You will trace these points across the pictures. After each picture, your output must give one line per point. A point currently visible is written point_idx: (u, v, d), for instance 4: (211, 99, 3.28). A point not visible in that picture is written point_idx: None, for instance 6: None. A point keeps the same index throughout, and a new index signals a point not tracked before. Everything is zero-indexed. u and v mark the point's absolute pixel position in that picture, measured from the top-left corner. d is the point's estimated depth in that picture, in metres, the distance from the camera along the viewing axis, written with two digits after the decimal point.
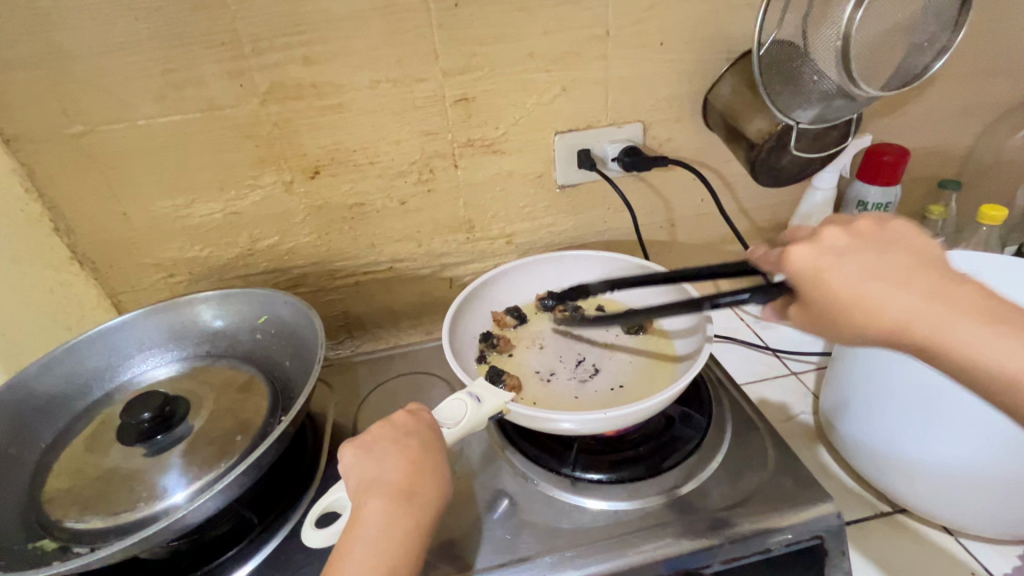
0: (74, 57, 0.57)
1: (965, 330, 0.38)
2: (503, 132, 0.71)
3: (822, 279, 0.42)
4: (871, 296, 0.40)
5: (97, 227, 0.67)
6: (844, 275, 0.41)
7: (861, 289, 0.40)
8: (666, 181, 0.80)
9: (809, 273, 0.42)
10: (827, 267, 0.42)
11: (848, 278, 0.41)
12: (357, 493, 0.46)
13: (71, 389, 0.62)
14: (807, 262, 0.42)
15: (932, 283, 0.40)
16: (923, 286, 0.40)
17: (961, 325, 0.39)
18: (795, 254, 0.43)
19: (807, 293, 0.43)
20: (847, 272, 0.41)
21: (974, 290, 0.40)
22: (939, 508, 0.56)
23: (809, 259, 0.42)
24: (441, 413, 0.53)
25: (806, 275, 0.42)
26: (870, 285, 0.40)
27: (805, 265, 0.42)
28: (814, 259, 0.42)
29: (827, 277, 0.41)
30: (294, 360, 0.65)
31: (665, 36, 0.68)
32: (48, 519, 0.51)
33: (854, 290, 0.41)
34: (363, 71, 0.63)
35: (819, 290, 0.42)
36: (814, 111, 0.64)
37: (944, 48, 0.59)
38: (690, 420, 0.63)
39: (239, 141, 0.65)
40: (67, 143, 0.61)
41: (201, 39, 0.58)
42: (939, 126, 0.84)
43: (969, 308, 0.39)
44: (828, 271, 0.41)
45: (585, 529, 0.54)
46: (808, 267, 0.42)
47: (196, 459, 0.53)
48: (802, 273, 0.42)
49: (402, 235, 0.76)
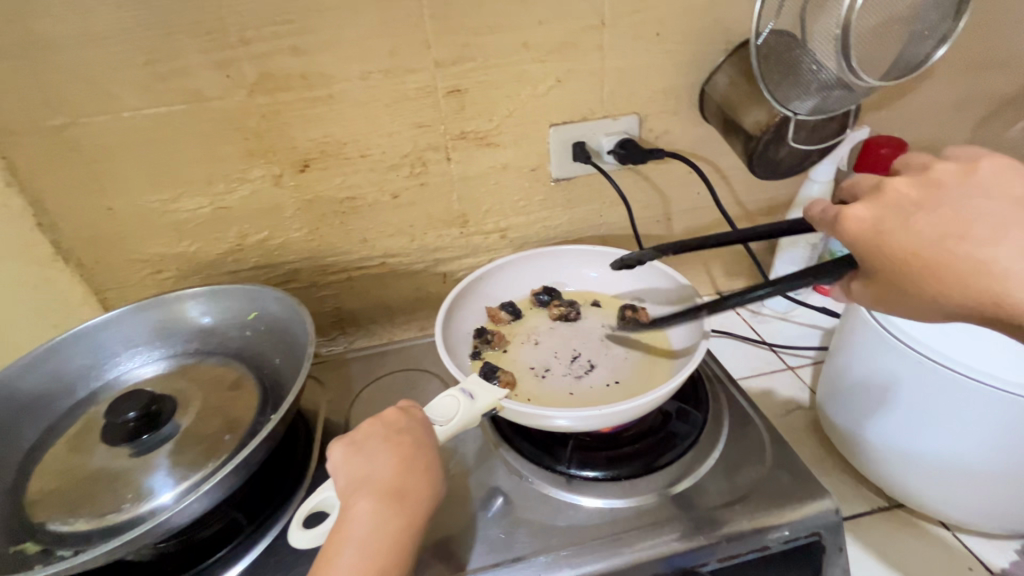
0: (55, 47, 0.55)
1: None
2: (497, 125, 0.70)
3: (885, 240, 0.40)
4: (947, 256, 0.38)
5: (82, 222, 0.66)
6: (909, 234, 0.40)
7: (934, 247, 0.39)
8: (663, 174, 0.79)
9: (869, 234, 0.41)
10: (889, 227, 0.40)
11: (917, 238, 0.39)
12: (346, 493, 0.45)
13: (56, 388, 0.60)
14: (866, 223, 0.41)
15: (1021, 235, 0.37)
16: (1011, 242, 0.37)
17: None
18: (854, 216, 0.42)
19: (869, 257, 0.41)
20: (915, 231, 0.39)
21: None
22: (935, 503, 0.56)
23: (867, 221, 0.41)
24: (432, 410, 0.51)
25: (865, 239, 0.41)
26: (942, 242, 0.39)
27: (863, 228, 0.41)
28: (875, 219, 0.41)
29: (890, 239, 0.40)
30: (285, 357, 0.64)
31: (661, 26, 0.67)
32: (32, 521, 0.50)
33: (922, 250, 0.39)
34: (354, 61, 0.62)
35: (883, 251, 0.41)
36: (812, 102, 0.62)
37: (944, 38, 0.58)
38: (686, 416, 0.62)
39: (226, 133, 0.63)
40: (49, 135, 0.60)
41: (187, 28, 0.57)
42: (937, 118, 0.83)
43: None
44: (891, 231, 0.40)
45: (581, 527, 0.53)
46: (867, 230, 0.41)
47: (184, 459, 0.52)
48: (861, 236, 0.41)
49: (395, 230, 0.75)
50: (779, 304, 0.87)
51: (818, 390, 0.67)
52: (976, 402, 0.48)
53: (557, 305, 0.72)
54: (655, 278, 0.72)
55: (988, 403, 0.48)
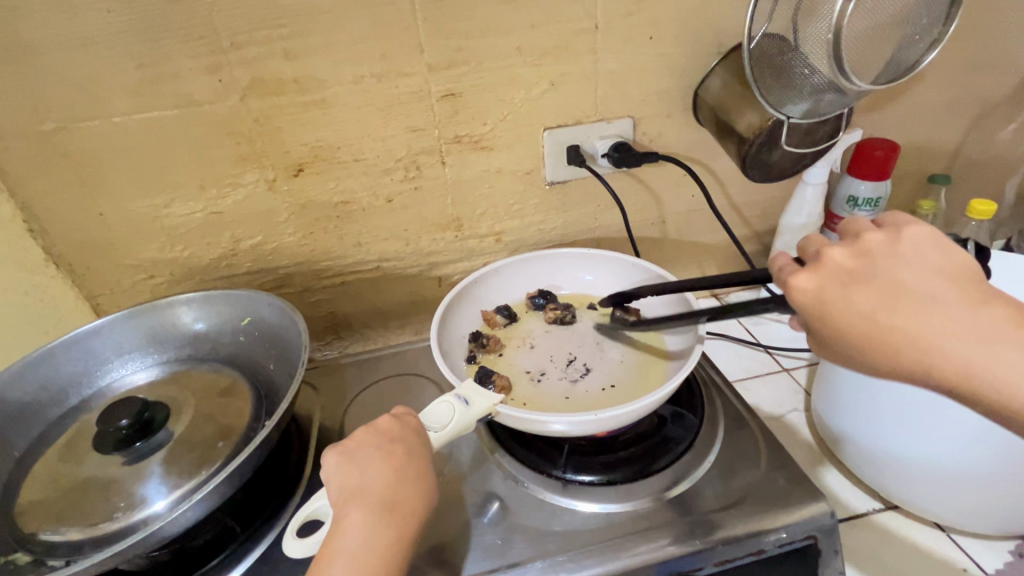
0: (45, 52, 0.55)
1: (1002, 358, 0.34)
2: (491, 128, 0.70)
3: (828, 314, 0.38)
4: (885, 330, 0.36)
5: (73, 228, 0.65)
6: (852, 308, 0.37)
7: (874, 321, 0.37)
8: (657, 177, 0.79)
9: (812, 305, 0.39)
10: (832, 299, 0.38)
11: (858, 312, 0.37)
12: (338, 502, 0.45)
13: (46, 396, 0.60)
14: (809, 294, 0.39)
15: (962, 305, 0.35)
16: (951, 314, 0.35)
17: (993, 355, 0.34)
18: (796, 287, 0.39)
19: (813, 326, 0.39)
20: (856, 306, 0.37)
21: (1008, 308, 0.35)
22: (929, 504, 0.56)
23: (811, 292, 0.39)
24: (427, 416, 0.51)
25: (808, 310, 0.39)
26: (883, 318, 0.36)
27: (807, 300, 0.39)
28: (817, 289, 0.39)
29: (832, 313, 0.38)
30: (278, 363, 0.63)
31: (654, 29, 0.67)
32: (22, 530, 0.49)
33: (863, 323, 0.37)
34: (346, 65, 0.62)
35: (825, 322, 0.38)
36: (805, 105, 0.63)
37: (935, 41, 0.59)
38: (681, 419, 0.63)
39: (219, 138, 0.63)
40: (39, 140, 0.59)
41: (177, 33, 0.56)
42: (928, 120, 0.84)
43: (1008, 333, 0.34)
44: (834, 301, 0.38)
45: (577, 532, 0.53)
46: (811, 300, 0.39)
47: (176, 467, 0.51)
48: (805, 308, 0.39)
49: (389, 234, 0.75)
50: None
51: (813, 393, 0.67)
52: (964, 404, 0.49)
53: (553, 308, 0.72)
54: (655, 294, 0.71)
55: None
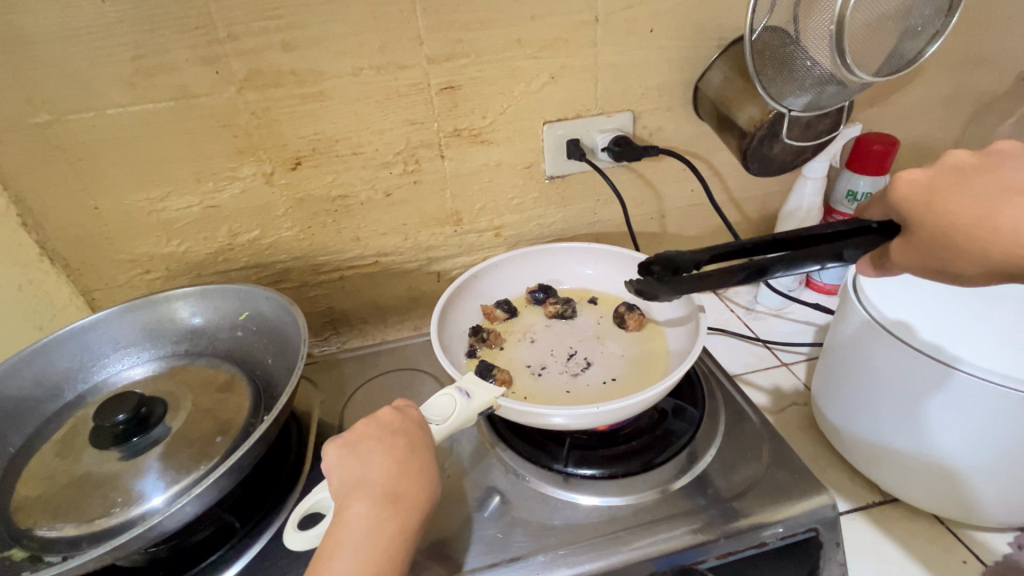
0: (38, 43, 0.54)
1: None
2: (490, 122, 0.69)
3: (936, 203, 0.40)
4: (1002, 214, 0.37)
5: (67, 222, 0.65)
6: (966, 199, 0.39)
7: (989, 209, 0.38)
8: (657, 171, 0.79)
9: (919, 196, 0.41)
10: (942, 189, 0.40)
11: (968, 201, 0.39)
12: (340, 495, 0.44)
13: (41, 391, 0.59)
14: (919, 185, 0.41)
15: None
16: None
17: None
18: (907, 180, 0.42)
19: (913, 222, 0.41)
20: (966, 199, 0.39)
21: None
22: (930, 499, 0.56)
23: (920, 185, 0.41)
24: (429, 409, 0.51)
25: (913, 207, 0.41)
26: (999, 203, 0.38)
27: (915, 191, 0.41)
28: (928, 182, 0.41)
29: (940, 204, 0.40)
30: (277, 358, 0.63)
31: (655, 22, 0.67)
32: (17, 527, 0.48)
33: (978, 212, 0.38)
34: (345, 57, 0.61)
35: (931, 213, 0.40)
36: (806, 99, 0.63)
37: (937, 34, 0.60)
38: (683, 413, 0.62)
39: (215, 131, 0.62)
40: (32, 133, 0.58)
41: (174, 22, 0.56)
42: (927, 114, 0.84)
43: None
44: (946, 192, 0.40)
45: (579, 526, 0.53)
46: (918, 193, 0.41)
47: (174, 462, 0.51)
48: (912, 202, 0.41)
49: (388, 229, 0.74)
50: (772, 301, 0.87)
51: (814, 387, 0.66)
52: (973, 399, 0.48)
53: (553, 302, 0.71)
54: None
55: (988, 402, 0.48)
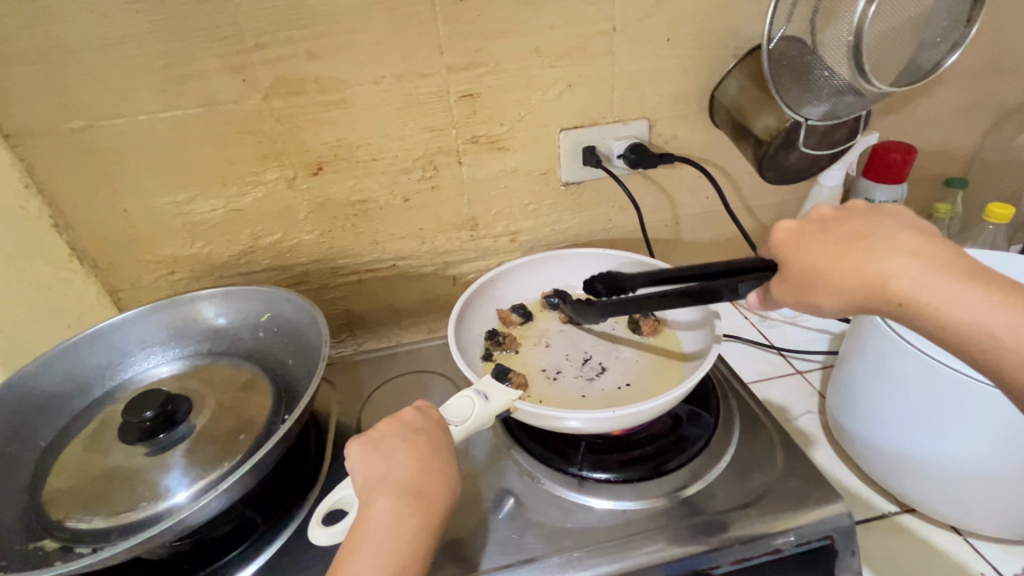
0: (75, 51, 0.56)
1: (948, 282, 0.39)
2: (508, 129, 0.71)
3: (802, 245, 0.45)
4: (851, 256, 0.42)
5: (97, 225, 0.67)
6: (826, 241, 0.44)
7: (845, 249, 0.43)
8: (672, 179, 0.80)
9: (788, 241, 0.46)
10: (806, 236, 0.45)
11: (825, 246, 0.44)
12: (365, 491, 0.45)
13: (71, 387, 0.61)
14: (790, 232, 0.46)
15: (918, 243, 0.41)
16: (909, 247, 0.41)
17: (937, 279, 0.39)
18: (781, 228, 0.47)
19: (786, 261, 0.46)
20: (824, 243, 0.44)
21: (959, 255, 0.41)
22: (945, 509, 0.56)
23: (790, 231, 0.46)
24: (448, 411, 0.52)
25: (786, 248, 0.46)
26: (848, 247, 0.43)
27: (787, 237, 0.46)
28: (797, 230, 0.46)
29: (804, 249, 0.45)
30: (297, 359, 0.64)
31: (671, 31, 0.68)
32: (49, 517, 0.50)
33: (835, 251, 0.43)
34: (366, 66, 0.63)
35: (798, 254, 0.45)
36: (823, 108, 0.63)
37: (957, 44, 0.59)
38: (697, 419, 0.63)
39: (240, 137, 0.64)
40: (67, 138, 0.61)
41: (204, 32, 0.58)
42: (945, 123, 0.84)
43: (955, 266, 0.40)
44: (810, 238, 0.45)
45: (593, 530, 0.53)
46: (791, 238, 0.46)
47: (199, 458, 0.52)
48: (785, 243, 0.46)
49: (405, 233, 0.76)
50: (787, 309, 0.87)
51: (829, 397, 0.66)
52: (988, 407, 0.49)
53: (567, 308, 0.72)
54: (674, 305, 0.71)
55: (999, 408, 0.48)
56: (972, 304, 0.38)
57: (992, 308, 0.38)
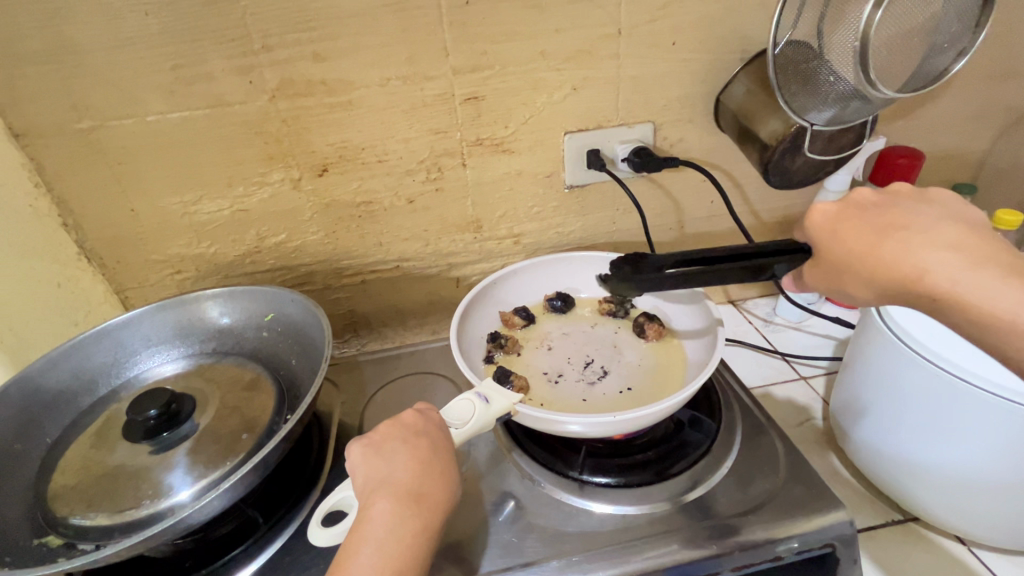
0: (85, 52, 0.57)
1: (978, 276, 0.39)
2: (512, 132, 0.71)
3: (839, 232, 0.46)
4: (888, 246, 0.43)
5: (105, 224, 0.68)
6: (862, 229, 0.45)
7: (880, 238, 0.43)
8: (676, 182, 0.80)
9: (827, 226, 0.47)
10: (845, 223, 0.46)
11: (863, 233, 0.45)
12: (365, 493, 0.46)
13: (78, 384, 0.62)
14: (828, 218, 0.47)
15: (955, 235, 0.41)
16: (944, 239, 0.41)
17: (973, 273, 0.39)
18: (819, 212, 0.48)
19: (823, 247, 0.47)
20: (863, 231, 0.44)
21: (998, 249, 0.41)
22: (950, 518, 0.55)
23: (829, 216, 0.47)
24: (449, 413, 0.52)
25: (824, 233, 0.47)
26: (886, 236, 0.43)
27: (827, 222, 0.47)
28: (836, 214, 0.47)
29: (841, 235, 0.46)
30: (301, 359, 0.65)
31: (677, 35, 0.68)
32: (54, 513, 0.51)
33: (871, 239, 0.44)
34: (372, 68, 0.63)
35: (835, 240, 0.46)
36: (829, 113, 0.63)
37: (964, 50, 0.58)
38: (699, 424, 0.63)
39: (246, 137, 0.65)
40: (77, 138, 0.61)
41: (212, 35, 0.58)
42: (955, 127, 0.83)
43: (991, 261, 0.40)
44: (847, 223, 0.46)
45: (592, 534, 0.53)
46: (828, 223, 0.47)
47: (202, 457, 0.53)
48: (822, 229, 0.47)
49: (409, 234, 0.76)
50: (792, 314, 0.87)
51: (833, 403, 0.66)
52: (993, 417, 0.48)
53: (606, 301, 0.74)
54: (678, 309, 0.70)
55: (1004, 419, 0.47)
56: (1006, 297, 0.38)
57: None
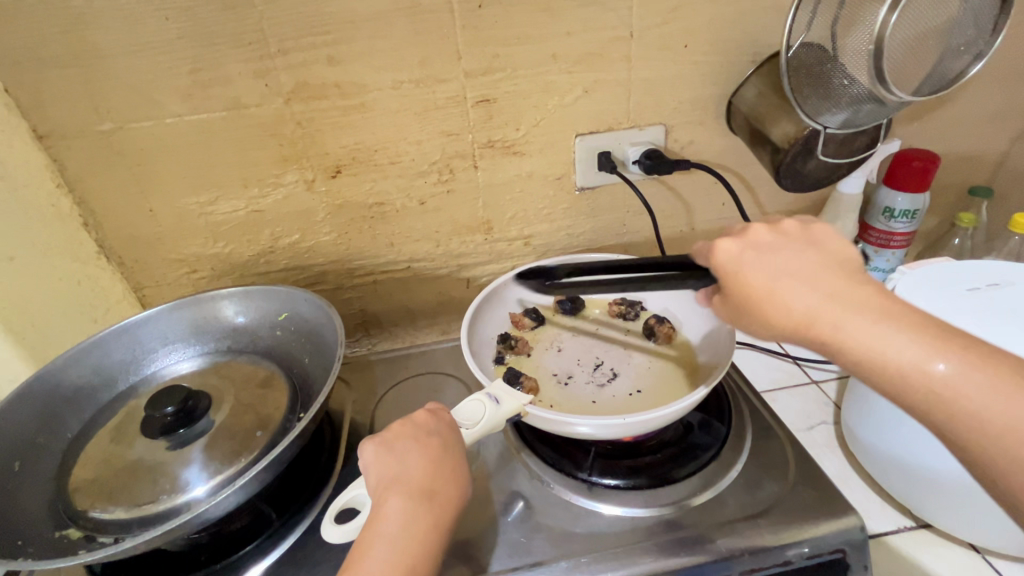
0: (107, 57, 0.58)
1: (862, 326, 0.39)
2: (524, 133, 0.71)
3: (739, 271, 0.44)
4: (780, 291, 0.42)
5: (124, 223, 0.69)
6: (758, 271, 0.43)
7: (774, 282, 0.42)
8: (687, 184, 0.79)
9: (728, 264, 0.45)
10: (742, 263, 0.44)
11: (759, 275, 0.43)
12: (378, 490, 0.46)
13: (97, 380, 0.63)
14: (729, 255, 0.45)
15: (841, 282, 0.41)
16: (829, 286, 0.41)
17: (858, 321, 0.39)
18: (720, 248, 0.46)
19: (724, 285, 0.46)
20: (760, 273, 0.43)
21: (881, 294, 0.40)
22: (964, 524, 0.54)
23: (728, 255, 0.45)
24: (459, 413, 0.53)
25: (724, 270, 0.45)
26: (779, 280, 0.42)
27: (726, 259, 0.45)
28: (736, 252, 0.45)
29: (739, 275, 0.44)
30: (313, 357, 0.65)
31: (689, 37, 0.67)
32: (74, 507, 0.52)
33: (765, 284, 0.43)
34: (386, 71, 0.64)
35: (734, 281, 0.45)
36: (842, 116, 0.63)
37: (980, 53, 0.58)
38: (709, 428, 0.63)
39: (262, 139, 0.66)
40: (97, 139, 0.63)
41: (230, 38, 0.59)
42: (972, 129, 0.82)
43: (874, 309, 0.39)
44: (746, 264, 0.44)
45: (601, 535, 0.53)
46: (728, 260, 0.45)
47: (217, 454, 0.54)
48: (722, 266, 0.45)
49: (421, 235, 0.77)
50: None
51: (844, 407, 0.66)
52: None
53: (616, 302, 0.74)
54: (688, 310, 0.70)
55: None
56: (891, 344, 0.38)
57: (905, 345, 0.38)
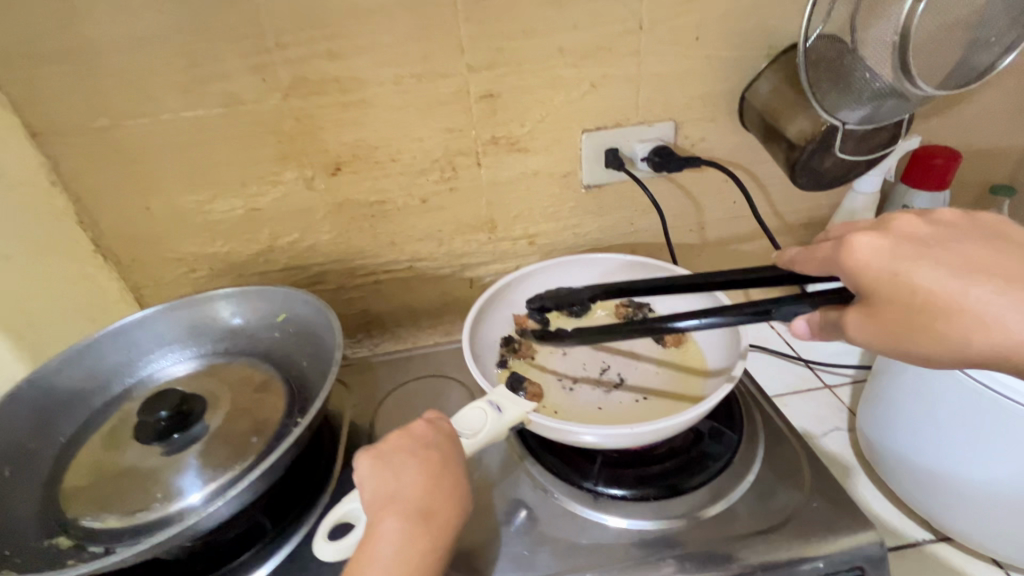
0: (101, 51, 0.57)
1: None
2: (528, 130, 0.69)
3: (903, 275, 0.39)
4: (968, 298, 0.37)
5: (121, 222, 0.67)
6: (932, 274, 0.38)
7: (958, 286, 0.37)
8: (697, 183, 0.77)
9: (884, 263, 0.40)
10: (905, 262, 0.39)
11: (937, 277, 0.38)
12: (372, 508, 0.44)
13: (92, 383, 0.62)
14: (885, 253, 0.40)
15: None
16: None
17: None
18: (867, 245, 0.40)
19: (878, 289, 0.40)
20: (931, 269, 0.38)
21: None
22: (988, 539, 0.52)
23: (880, 251, 0.40)
24: (460, 422, 0.51)
25: (879, 274, 0.39)
26: (965, 285, 0.37)
27: (881, 259, 0.40)
28: (892, 249, 0.40)
29: (904, 274, 0.39)
30: (313, 360, 0.64)
31: (701, 30, 0.65)
32: (65, 515, 0.51)
33: (948, 289, 0.38)
34: (387, 66, 0.62)
35: (898, 285, 0.39)
36: (862, 111, 0.60)
37: (1011, 45, 0.56)
38: (720, 436, 0.60)
39: (261, 136, 0.64)
40: (92, 136, 0.61)
41: (227, 32, 0.57)
42: (993, 125, 0.79)
43: None
44: (912, 265, 0.39)
45: (607, 549, 0.51)
46: (882, 259, 0.40)
47: (213, 460, 0.52)
48: (876, 268, 0.40)
49: (423, 235, 0.75)
50: None
51: (860, 415, 0.63)
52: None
53: (621, 305, 0.72)
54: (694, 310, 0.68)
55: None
56: None
57: None
